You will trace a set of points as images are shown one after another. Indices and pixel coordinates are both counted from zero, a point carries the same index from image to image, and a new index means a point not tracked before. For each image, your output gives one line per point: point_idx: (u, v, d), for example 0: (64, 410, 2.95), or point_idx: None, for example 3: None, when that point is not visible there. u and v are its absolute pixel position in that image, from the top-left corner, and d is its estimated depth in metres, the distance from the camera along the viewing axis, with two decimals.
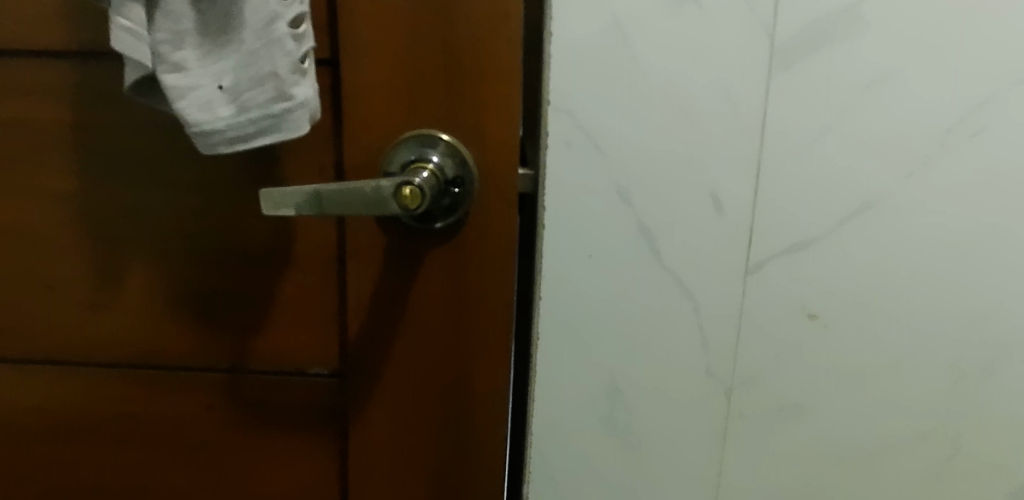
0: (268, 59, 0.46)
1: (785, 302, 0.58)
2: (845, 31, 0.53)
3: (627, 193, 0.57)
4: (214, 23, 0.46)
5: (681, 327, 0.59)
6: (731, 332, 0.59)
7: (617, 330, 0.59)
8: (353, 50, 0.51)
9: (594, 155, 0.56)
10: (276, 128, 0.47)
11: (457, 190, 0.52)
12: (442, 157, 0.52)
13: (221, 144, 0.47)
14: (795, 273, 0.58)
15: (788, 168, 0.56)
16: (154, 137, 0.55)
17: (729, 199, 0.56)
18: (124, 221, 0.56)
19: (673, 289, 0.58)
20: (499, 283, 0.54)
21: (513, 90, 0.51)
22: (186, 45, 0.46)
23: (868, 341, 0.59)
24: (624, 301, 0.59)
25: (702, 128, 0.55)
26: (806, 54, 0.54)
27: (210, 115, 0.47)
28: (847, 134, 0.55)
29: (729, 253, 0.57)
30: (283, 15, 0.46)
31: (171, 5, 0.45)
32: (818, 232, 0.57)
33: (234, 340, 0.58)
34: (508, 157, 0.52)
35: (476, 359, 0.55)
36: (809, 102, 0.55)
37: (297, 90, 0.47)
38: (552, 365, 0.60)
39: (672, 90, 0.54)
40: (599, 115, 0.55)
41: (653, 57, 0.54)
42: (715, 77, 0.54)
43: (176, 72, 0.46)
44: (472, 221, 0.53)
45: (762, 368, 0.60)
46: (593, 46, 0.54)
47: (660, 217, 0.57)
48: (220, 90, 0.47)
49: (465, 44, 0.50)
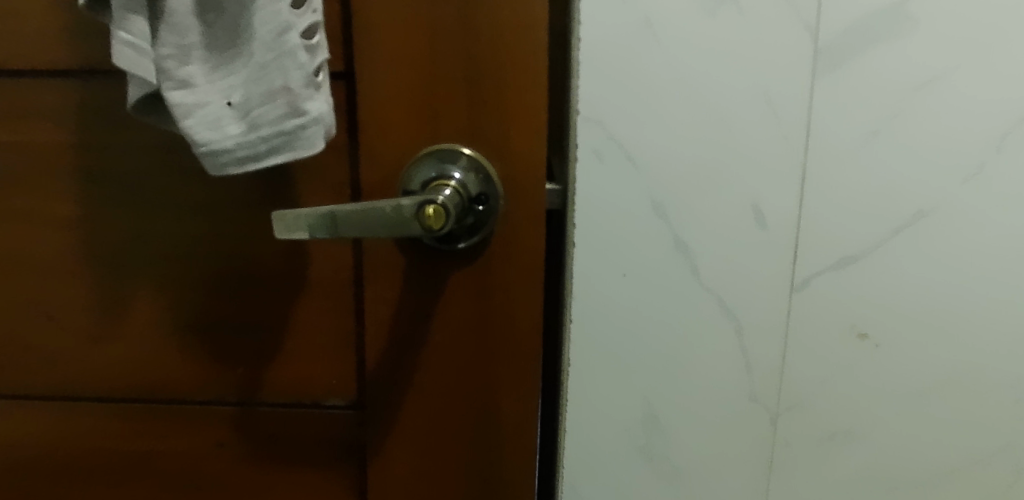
0: (279, 73, 0.43)
1: (834, 320, 0.54)
2: (893, 29, 0.50)
3: (662, 207, 0.53)
4: (221, 36, 0.44)
5: (723, 350, 0.55)
6: (775, 353, 0.55)
7: (653, 354, 0.55)
8: (368, 60, 0.48)
9: (625, 167, 0.53)
10: (289, 146, 0.45)
11: (481, 207, 0.49)
12: (465, 172, 0.48)
13: (231, 165, 0.45)
14: (844, 289, 0.54)
15: (835, 177, 0.52)
16: (158, 157, 0.52)
17: (772, 212, 0.53)
18: (129, 248, 0.53)
19: (712, 309, 0.55)
20: (528, 305, 0.50)
21: (540, 100, 0.48)
22: (192, 60, 0.43)
23: (923, 360, 0.55)
24: (661, 323, 0.55)
25: (741, 136, 0.52)
26: (852, 55, 0.50)
27: (219, 134, 0.44)
28: (898, 139, 0.51)
29: (772, 268, 0.54)
30: (295, 25, 0.43)
31: (175, 17, 0.43)
32: (868, 245, 0.53)
33: (245, 371, 0.55)
34: (535, 171, 0.49)
35: (502, 388, 0.52)
36: (856, 106, 0.51)
37: (311, 105, 0.44)
38: (584, 392, 0.56)
39: (708, 96, 0.51)
40: (631, 125, 0.52)
41: (688, 61, 0.51)
42: (754, 82, 0.51)
43: (182, 88, 0.43)
44: (498, 240, 0.50)
45: (810, 392, 0.56)
46: (622, 52, 0.51)
47: (697, 232, 0.53)
48: (229, 106, 0.44)
49: (487, 51, 0.47)
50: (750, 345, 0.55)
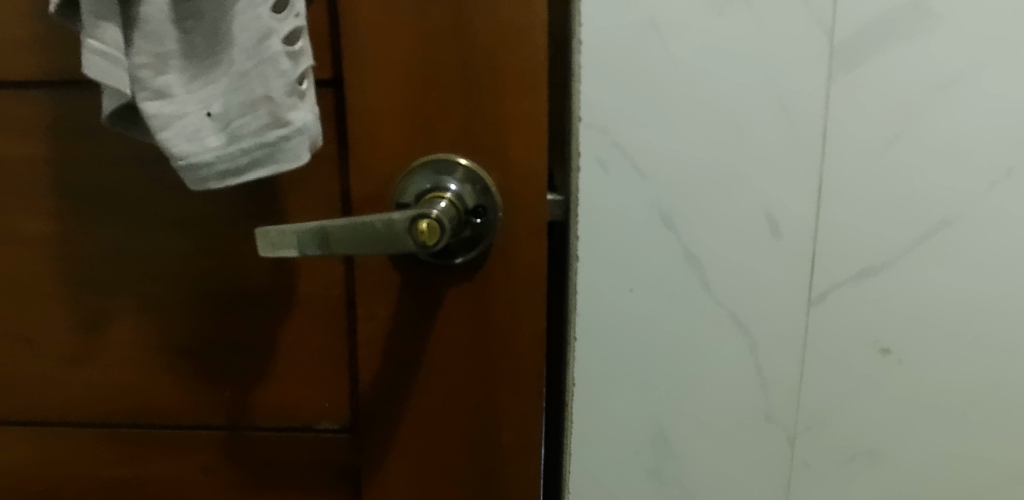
0: (260, 81, 0.41)
1: (854, 335, 0.51)
2: (914, 26, 0.47)
3: (670, 218, 0.50)
4: (200, 43, 0.41)
5: (736, 367, 0.52)
6: (792, 370, 0.52)
7: (663, 372, 0.52)
8: (357, 67, 0.45)
9: (631, 175, 0.50)
10: (272, 159, 0.42)
11: (479, 220, 0.46)
12: (461, 184, 0.45)
13: (212, 179, 0.42)
14: (866, 302, 0.51)
15: (854, 183, 0.49)
16: (136, 171, 0.49)
17: (787, 220, 0.50)
18: (109, 266, 0.51)
19: (725, 325, 0.52)
20: (529, 323, 0.48)
21: (540, 107, 0.45)
22: (169, 69, 0.41)
23: (950, 376, 0.52)
24: (671, 339, 0.52)
25: (753, 141, 0.49)
26: (869, 54, 0.47)
27: (198, 146, 0.41)
28: (921, 142, 0.48)
29: (788, 280, 0.51)
30: (276, 31, 0.40)
31: (150, 24, 0.40)
32: (891, 255, 0.50)
33: (232, 395, 0.52)
34: (535, 182, 0.46)
35: (503, 411, 0.49)
36: (875, 109, 0.48)
37: (294, 115, 0.41)
38: (591, 412, 0.53)
39: (717, 100, 0.48)
40: (636, 131, 0.49)
41: (696, 62, 0.48)
42: (766, 84, 0.48)
43: (158, 99, 0.41)
44: (497, 255, 0.47)
45: (830, 411, 0.53)
46: (626, 53, 0.48)
47: (708, 243, 0.50)
48: (208, 117, 0.41)
49: (482, 54, 0.44)
50: (765, 361, 0.52)
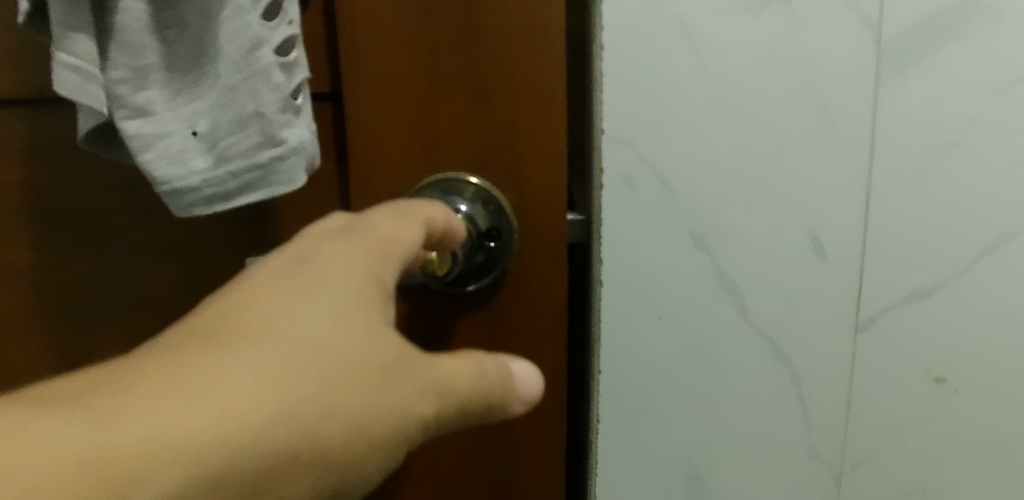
0: (250, 96, 0.37)
1: (904, 362, 0.47)
2: (971, 24, 0.42)
3: (702, 238, 0.46)
4: (185, 53, 0.37)
5: (776, 400, 0.48)
6: (838, 403, 0.48)
7: (695, 405, 0.49)
8: (358, 77, 0.41)
9: (659, 192, 0.46)
10: (264, 182, 0.38)
11: (492, 244, 0.42)
12: (472, 204, 0.41)
13: (198, 205, 0.38)
14: (917, 327, 0.46)
15: (904, 197, 0.45)
16: (118, 196, 0.45)
17: (831, 240, 0.45)
18: (91, 300, 0.47)
19: (764, 354, 0.48)
20: (551, 357, 0.44)
21: (561, 124, 0.41)
22: (150, 84, 0.37)
23: (1012, 408, 0.47)
24: (704, 369, 0.48)
25: (794, 153, 0.44)
26: (920, 56, 0.43)
27: (183, 169, 0.37)
28: (978, 151, 0.44)
29: (832, 304, 0.46)
30: (268, 40, 0.37)
31: (129, 35, 0.36)
32: (945, 276, 0.46)
33: None
34: (555, 202, 0.42)
35: (521, 457, 0.44)
36: (927, 116, 0.44)
37: (289, 133, 0.38)
38: (615, 447, 0.50)
39: (753, 110, 0.44)
40: (664, 144, 0.45)
41: (730, 70, 0.44)
42: (807, 91, 0.44)
43: (138, 117, 0.37)
44: (513, 281, 0.43)
45: (879, 446, 0.48)
46: (652, 61, 0.44)
47: (744, 266, 0.46)
48: (194, 137, 0.37)
49: (494, 62, 0.40)
50: (808, 394, 0.48)
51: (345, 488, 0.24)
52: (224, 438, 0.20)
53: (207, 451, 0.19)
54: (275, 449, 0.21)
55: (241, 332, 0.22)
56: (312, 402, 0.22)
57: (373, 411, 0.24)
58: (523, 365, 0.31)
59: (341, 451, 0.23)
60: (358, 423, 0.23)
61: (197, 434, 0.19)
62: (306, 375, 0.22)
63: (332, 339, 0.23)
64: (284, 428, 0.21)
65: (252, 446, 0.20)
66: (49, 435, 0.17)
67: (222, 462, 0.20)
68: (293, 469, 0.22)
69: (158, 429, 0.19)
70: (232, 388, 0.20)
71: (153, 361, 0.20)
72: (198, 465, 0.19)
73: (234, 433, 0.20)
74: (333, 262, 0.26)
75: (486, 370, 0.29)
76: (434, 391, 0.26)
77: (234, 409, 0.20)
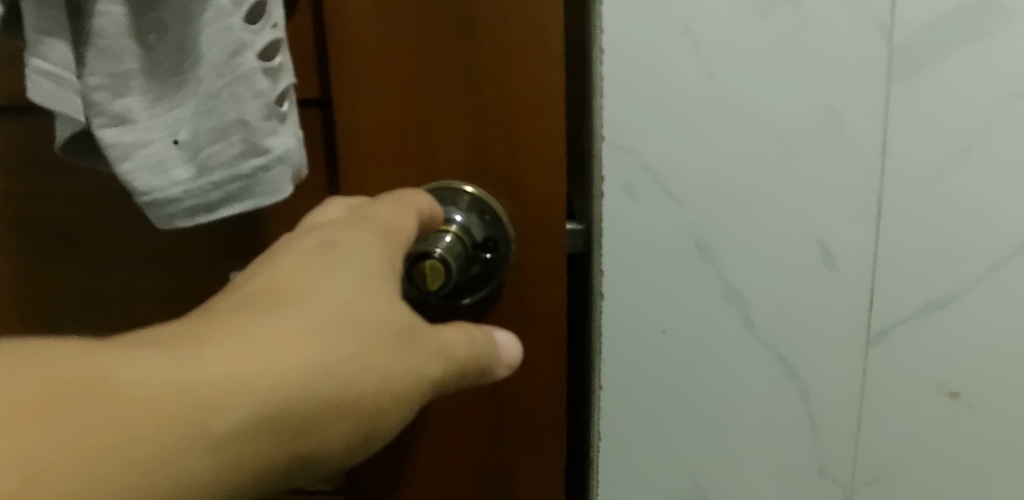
0: (233, 103, 0.35)
1: (916, 377, 0.45)
2: (988, 23, 0.40)
3: (707, 248, 0.44)
4: (166, 59, 0.36)
5: (784, 416, 0.47)
6: (849, 419, 0.46)
7: (700, 420, 0.47)
8: (348, 85, 0.40)
9: (662, 201, 0.44)
10: (248, 193, 0.37)
11: (489, 255, 0.42)
12: (467, 215, 0.41)
13: (180, 216, 0.37)
14: (931, 339, 0.45)
15: (918, 205, 0.43)
16: (100, 209, 0.43)
17: (841, 250, 0.44)
18: (76, 317, 0.45)
19: (773, 369, 0.46)
20: (549, 370, 0.44)
21: (559, 128, 0.40)
22: (130, 91, 0.36)
23: None
24: (709, 383, 0.47)
25: (803, 162, 0.43)
26: (934, 57, 0.41)
27: (164, 179, 0.36)
28: (995, 156, 0.42)
29: (842, 316, 0.45)
30: (251, 44, 0.35)
31: (106, 40, 0.35)
32: (960, 286, 0.44)
33: None
34: (552, 211, 0.42)
35: (518, 466, 0.45)
36: (941, 120, 0.42)
37: (273, 141, 0.36)
38: (618, 464, 0.49)
39: (759, 115, 0.42)
40: (667, 151, 0.43)
41: (735, 73, 0.42)
42: (815, 95, 0.42)
43: (118, 125, 0.36)
44: (510, 291, 0.43)
45: (892, 463, 0.47)
46: (653, 64, 0.42)
47: (751, 277, 0.45)
48: (176, 145, 0.36)
49: (490, 68, 0.39)
50: (817, 409, 0.46)
51: (374, 432, 0.28)
52: (277, 377, 0.24)
53: (263, 390, 0.24)
54: (319, 388, 0.25)
55: (287, 301, 0.27)
56: (344, 357, 0.26)
57: (393, 369, 0.28)
58: (508, 337, 0.35)
59: (369, 400, 0.27)
60: (381, 378, 0.28)
61: (254, 376, 0.24)
62: (338, 334, 0.26)
63: (358, 307, 0.28)
64: (324, 375, 0.26)
65: (297, 389, 0.25)
66: (140, 371, 0.22)
67: (271, 400, 0.24)
68: (330, 412, 0.26)
69: (230, 365, 0.23)
70: (279, 342, 0.25)
71: (225, 317, 0.25)
72: (255, 400, 0.24)
73: (284, 377, 0.24)
74: (351, 247, 0.30)
75: (480, 340, 0.33)
76: (440, 356, 0.30)
77: (281, 360, 0.25)
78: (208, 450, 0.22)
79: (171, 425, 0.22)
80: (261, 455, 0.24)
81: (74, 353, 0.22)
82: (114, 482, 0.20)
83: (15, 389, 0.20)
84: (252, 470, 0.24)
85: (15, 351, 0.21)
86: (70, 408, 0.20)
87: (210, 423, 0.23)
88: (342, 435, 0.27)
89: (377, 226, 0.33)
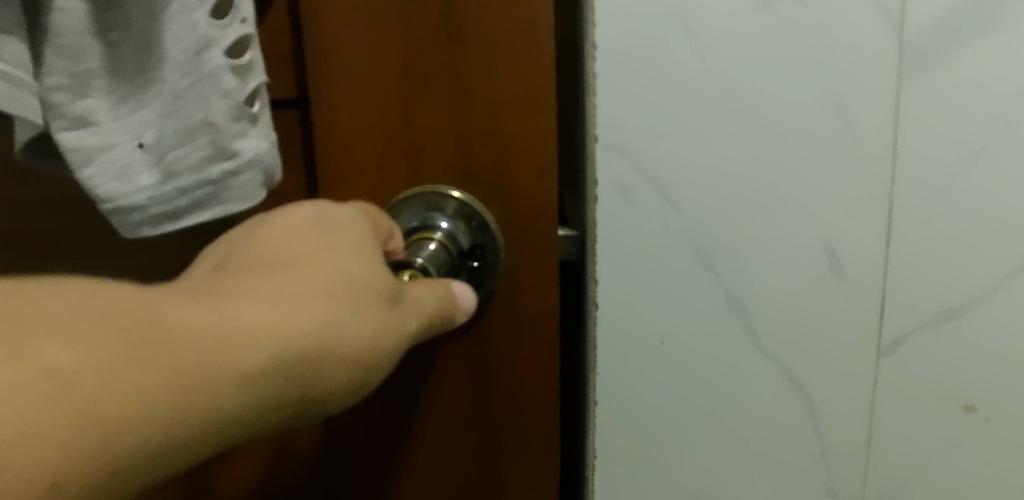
0: (199, 103, 0.33)
1: (930, 390, 0.43)
2: (1005, 14, 0.38)
3: (708, 255, 0.42)
4: (131, 57, 0.33)
5: (790, 431, 0.44)
6: (859, 434, 0.44)
7: (702, 435, 0.45)
8: (325, 84, 0.38)
9: (660, 205, 0.42)
10: (217, 199, 0.34)
11: (476, 263, 0.40)
12: (453, 222, 0.39)
13: (145, 225, 0.34)
14: (946, 350, 0.42)
15: (932, 208, 0.40)
16: (72, 215, 0.41)
17: (850, 256, 0.41)
18: None
19: (778, 382, 0.43)
20: (541, 384, 0.42)
21: (551, 130, 0.38)
22: (93, 91, 0.32)
23: None
24: (711, 398, 0.44)
25: (809, 164, 0.40)
26: (948, 51, 0.39)
27: (128, 186, 0.33)
28: (1012, 156, 0.39)
29: (851, 326, 0.42)
30: (218, 41, 0.33)
31: (65, 35, 0.31)
32: (977, 294, 0.41)
33: None
34: (544, 217, 0.39)
35: (509, 484, 0.43)
36: (956, 118, 0.39)
37: (243, 144, 0.34)
38: (617, 481, 0.46)
39: (762, 114, 0.40)
40: (664, 153, 0.41)
41: (735, 70, 0.40)
42: (822, 93, 0.39)
43: (79, 128, 0.32)
44: (499, 301, 0.41)
45: (904, 479, 0.44)
46: (649, 60, 0.40)
47: (754, 285, 0.42)
48: (141, 149, 0.33)
49: (476, 65, 0.37)
50: (826, 425, 0.44)
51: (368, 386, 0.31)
52: (302, 324, 0.27)
53: (284, 335, 0.26)
54: (335, 335, 0.28)
55: (300, 265, 0.29)
56: (348, 315, 0.29)
57: (383, 331, 0.31)
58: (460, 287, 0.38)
59: (368, 355, 0.30)
60: (376, 338, 0.30)
61: (276, 323, 0.26)
62: (340, 297, 0.29)
63: (354, 274, 0.30)
64: (337, 330, 0.28)
65: (312, 338, 0.27)
66: (184, 310, 0.24)
67: (296, 341, 0.26)
68: (337, 364, 0.28)
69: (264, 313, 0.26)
70: (294, 299, 0.27)
71: (251, 277, 0.28)
72: (278, 342, 0.26)
73: (306, 324, 0.27)
74: (342, 222, 0.33)
75: (447, 298, 0.36)
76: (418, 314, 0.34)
77: (298, 306, 0.27)
78: (238, 381, 0.24)
79: (212, 354, 0.24)
80: (282, 393, 0.26)
81: (123, 291, 0.24)
82: (162, 398, 0.22)
83: (76, 312, 0.22)
84: (271, 407, 0.26)
85: (64, 287, 0.23)
86: (127, 331, 0.22)
87: (245, 360, 0.25)
88: (345, 386, 0.29)
89: (360, 210, 0.36)
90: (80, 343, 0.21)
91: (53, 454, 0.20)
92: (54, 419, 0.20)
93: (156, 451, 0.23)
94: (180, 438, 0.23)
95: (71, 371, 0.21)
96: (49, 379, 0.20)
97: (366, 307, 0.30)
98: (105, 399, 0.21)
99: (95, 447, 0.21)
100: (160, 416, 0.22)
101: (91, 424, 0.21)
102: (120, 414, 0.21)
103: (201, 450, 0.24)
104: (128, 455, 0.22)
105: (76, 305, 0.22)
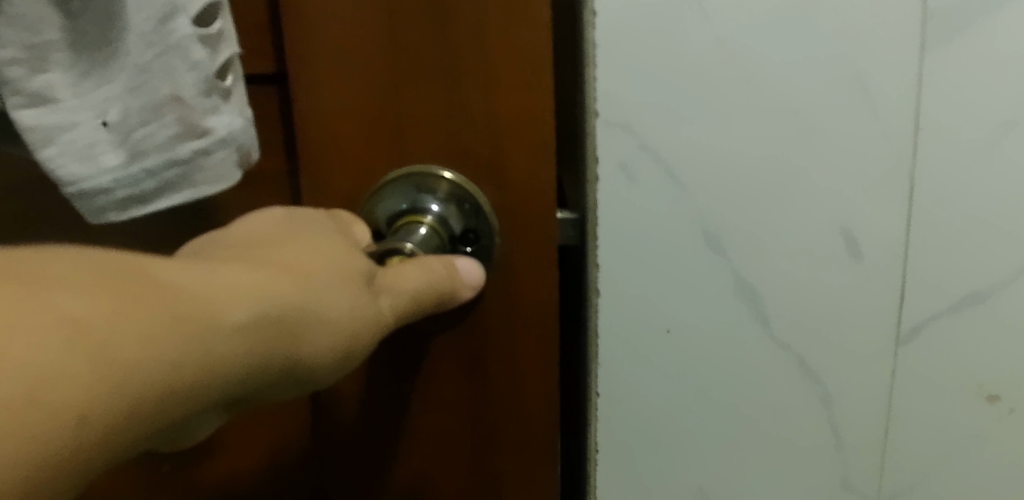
0: (166, 76, 0.31)
1: (951, 380, 0.41)
2: None
3: (716, 239, 0.40)
4: (93, 28, 0.29)
5: (802, 423, 0.42)
6: (874, 426, 0.42)
7: (709, 428, 0.42)
8: (304, 56, 0.35)
9: (664, 185, 0.39)
10: (188, 180, 0.32)
11: (469, 249, 0.38)
12: (444, 205, 0.37)
13: (111, 210, 0.31)
14: (968, 337, 0.40)
15: (955, 187, 0.38)
16: (45, 199, 0.39)
17: (868, 239, 0.39)
18: None
19: (790, 372, 0.41)
20: (540, 376, 0.39)
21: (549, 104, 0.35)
22: (51, 64, 0.29)
23: None
24: (719, 389, 0.42)
25: (824, 141, 0.38)
26: (976, 17, 0.36)
27: (92, 168, 0.30)
28: None
29: (868, 312, 0.40)
30: (185, 7, 0.30)
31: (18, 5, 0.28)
32: (1001, 278, 0.39)
33: (176, 468, 0.43)
34: (541, 198, 0.37)
35: (506, 480, 0.41)
36: (982, 90, 0.37)
37: (214, 120, 0.32)
38: (621, 477, 0.44)
39: (774, 87, 0.37)
40: (670, 129, 0.38)
41: (746, 39, 0.37)
42: (839, 64, 0.37)
43: (36, 105, 0.29)
44: (495, 288, 0.38)
45: (921, 472, 0.42)
46: (653, 29, 0.37)
47: (765, 270, 0.40)
48: (105, 128, 0.30)
49: (467, 34, 0.34)
50: (841, 416, 0.42)
51: (353, 359, 0.30)
52: (284, 287, 0.27)
53: (271, 297, 0.26)
54: (318, 299, 0.28)
55: (273, 247, 0.29)
56: (327, 285, 0.28)
57: (366, 303, 0.30)
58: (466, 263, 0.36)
59: (356, 321, 0.29)
60: (360, 310, 0.30)
61: (261, 286, 0.26)
62: (318, 270, 0.29)
63: (331, 255, 0.30)
64: (319, 294, 0.28)
65: (294, 300, 0.27)
66: (172, 271, 0.24)
67: (277, 299, 0.26)
68: (320, 328, 0.28)
69: (248, 277, 0.26)
70: (271, 268, 0.27)
71: (229, 255, 0.28)
72: (264, 300, 0.26)
73: (288, 287, 0.27)
74: (309, 219, 0.33)
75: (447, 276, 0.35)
76: (411, 293, 0.32)
77: (279, 274, 0.27)
78: (230, 335, 0.24)
79: (208, 307, 0.24)
80: (267, 351, 0.26)
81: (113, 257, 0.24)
82: (154, 341, 0.22)
83: (71, 271, 0.22)
84: (262, 367, 0.26)
85: (54, 253, 0.23)
86: (128, 286, 0.23)
87: (235, 313, 0.25)
88: (333, 350, 0.28)
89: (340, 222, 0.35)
90: (80, 292, 0.22)
91: (64, 394, 0.20)
92: (71, 354, 0.21)
93: (160, 398, 0.23)
94: (174, 383, 0.23)
95: (79, 315, 0.21)
96: (63, 320, 0.21)
97: (346, 279, 0.29)
98: (110, 341, 0.21)
99: (107, 386, 0.21)
100: (165, 363, 0.23)
101: (104, 359, 0.21)
102: (120, 351, 0.22)
103: (196, 403, 0.24)
104: (136, 402, 0.22)
105: (74, 265, 0.23)
